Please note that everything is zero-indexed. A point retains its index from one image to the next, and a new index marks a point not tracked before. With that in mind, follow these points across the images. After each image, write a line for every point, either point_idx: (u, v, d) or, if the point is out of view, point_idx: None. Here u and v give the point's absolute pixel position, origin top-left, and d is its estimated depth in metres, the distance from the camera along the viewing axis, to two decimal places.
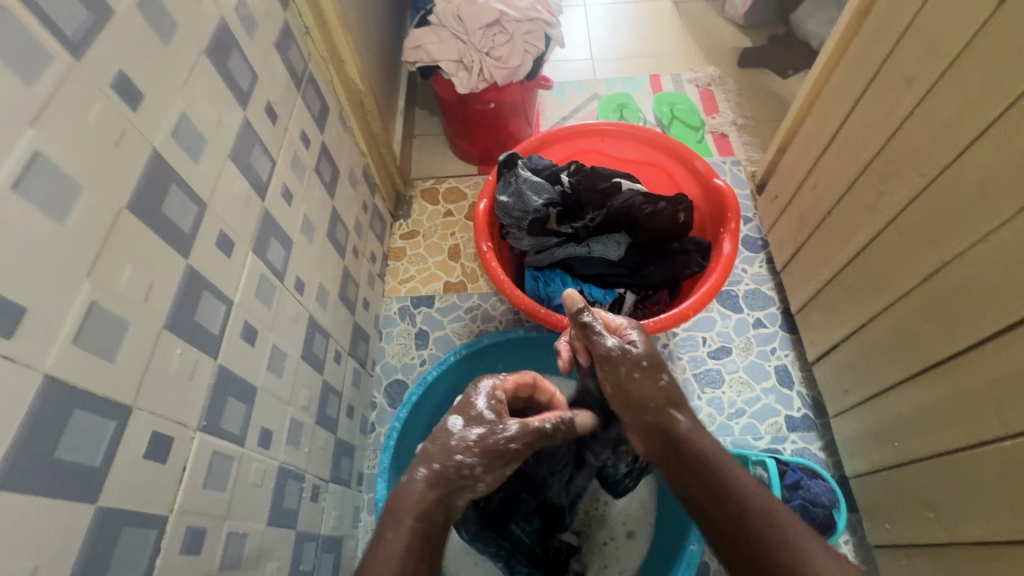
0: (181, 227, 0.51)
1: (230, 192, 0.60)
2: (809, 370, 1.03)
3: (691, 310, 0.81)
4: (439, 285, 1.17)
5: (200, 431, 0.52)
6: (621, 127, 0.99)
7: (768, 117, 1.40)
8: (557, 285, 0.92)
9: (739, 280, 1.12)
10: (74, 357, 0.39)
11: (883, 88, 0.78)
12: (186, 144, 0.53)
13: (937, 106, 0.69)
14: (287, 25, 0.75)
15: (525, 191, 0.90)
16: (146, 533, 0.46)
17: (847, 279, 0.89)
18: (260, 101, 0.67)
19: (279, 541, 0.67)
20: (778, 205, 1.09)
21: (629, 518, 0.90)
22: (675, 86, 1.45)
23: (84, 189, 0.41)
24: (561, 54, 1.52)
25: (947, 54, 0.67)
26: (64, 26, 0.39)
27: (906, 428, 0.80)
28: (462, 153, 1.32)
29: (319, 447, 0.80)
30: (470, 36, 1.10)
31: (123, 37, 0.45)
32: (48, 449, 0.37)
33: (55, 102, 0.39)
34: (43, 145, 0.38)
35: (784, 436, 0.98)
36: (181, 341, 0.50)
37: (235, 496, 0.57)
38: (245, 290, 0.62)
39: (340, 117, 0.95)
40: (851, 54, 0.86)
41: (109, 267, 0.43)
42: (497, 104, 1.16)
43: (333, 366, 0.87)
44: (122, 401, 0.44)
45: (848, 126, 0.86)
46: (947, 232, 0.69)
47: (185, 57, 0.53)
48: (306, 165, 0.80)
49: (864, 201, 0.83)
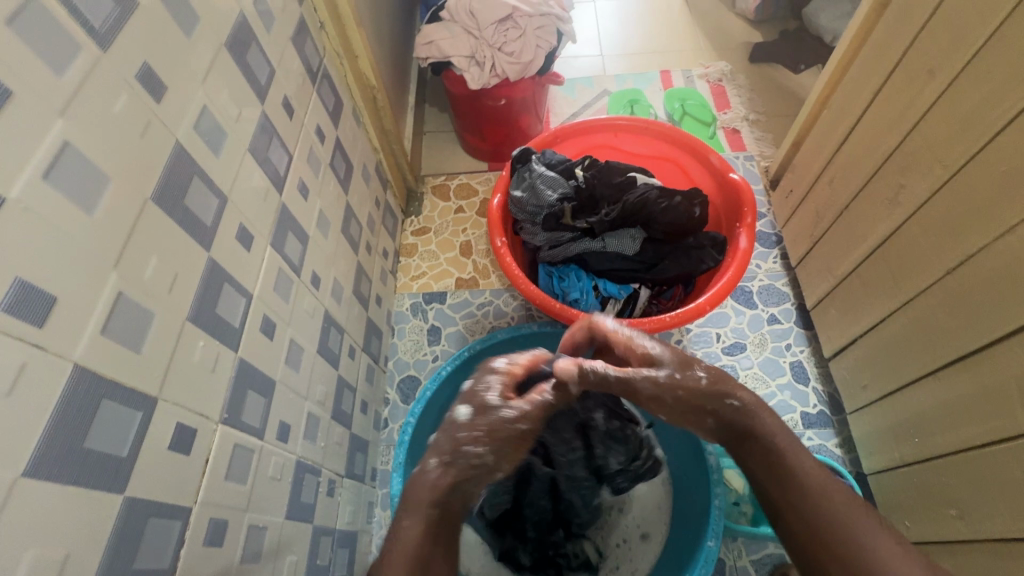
0: (203, 220, 0.51)
1: (249, 186, 0.60)
2: (825, 366, 1.02)
3: (708, 304, 0.81)
4: (451, 281, 1.17)
5: (221, 424, 0.52)
6: (635, 122, 0.98)
7: (780, 112, 1.39)
8: (571, 280, 0.92)
9: (753, 276, 1.11)
10: (102, 348, 0.39)
11: (904, 81, 0.77)
12: (206, 137, 0.53)
13: (960, 97, 0.68)
14: (302, 20, 0.75)
15: (539, 186, 0.90)
16: (171, 524, 0.46)
17: (864, 274, 0.88)
18: (276, 95, 0.67)
19: (297, 535, 0.67)
20: (793, 200, 1.08)
21: (643, 520, 0.89)
22: (687, 82, 1.44)
23: (110, 180, 0.41)
24: (571, 50, 1.52)
25: (971, 44, 0.66)
26: (90, 17, 0.39)
27: (926, 424, 0.79)
28: (473, 149, 1.31)
29: (335, 442, 0.80)
30: (482, 31, 1.10)
31: (146, 28, 0.44)
32: (78, 439, 0.37)
33: (82, 93, 0.39)
34: (72, 136, 0.38)
35: (800, 432, 0.97)
36: (203, 333, 0.51)
37: (255, 490, 0.57)
38: (264, 284, 0.62)
39: (353, 112, 0.95)
40: (869, 46, 0.85)
41: (134, 258, 0.43)
42: (508, 101, 1.16)
43: (347, 361, 0.87)
44: (148, 393, 0.44)
45: (867, 119, 0.85)
46: (971, 226, 0.68)
47: (206, 49, 0.53)
48: (320, 160, 0.80)
49: (883, 195, 0.82)
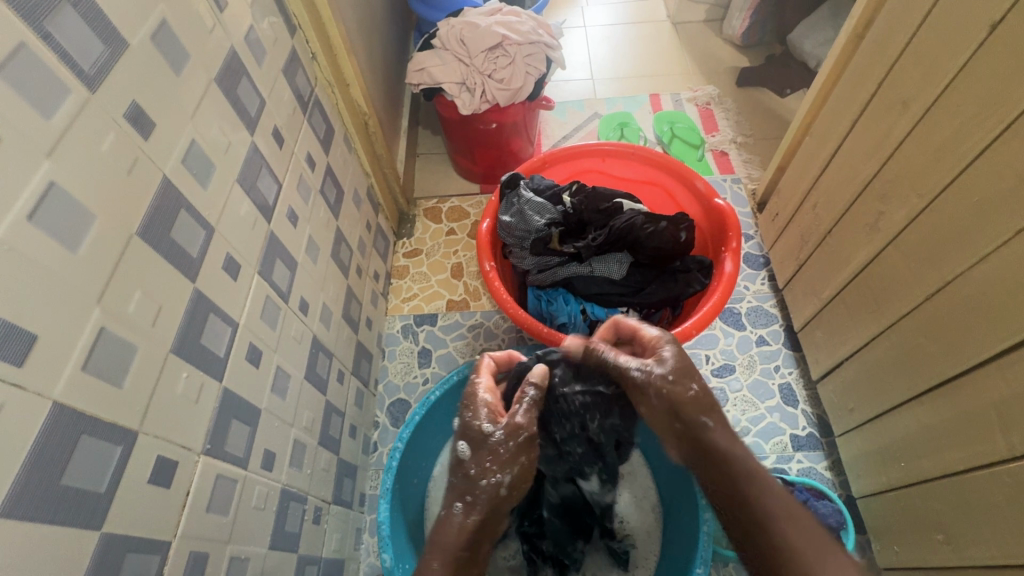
0: (189, 251, 0.52)
1: (238, 216, 0.61)
2: (814, 389, 1.02)
3: (694, 329, 0.81)
4: (442, 303, 1.17)
5: (204, 455, 0.52)
6: (623, 148, 1.00)
7: (768, 135, 1.41)
8: (559, 304, 0.93)
9: (741, 298, 1.12)
10: (83, 384, 0.40)
11: (882, 109, 0.79)
12: (195, 170, 0.54)
13: (934, 128, 0.70)
14: (294, 51, 0.77)
15: (527, 212, 0.90)
16: (149, 560, 0.45)
17: (849, 298, 0.89)
18: (267, 125, 0.68)
19: (281, 565, 0.66)
20: (779, 223, 1.10)
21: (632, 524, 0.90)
22: (675, 105, 1.47)
23: (96, 217, 0.41)
24: (561, 74, 1.55)
25: (942, 77, 0.68)
26: (80, 60, 0.40)
27: (911, 448, 0.79)
28: (465, 172, 1.33)
29: (322, 468, 0.79)
30: (473, 59, 1.12)
31: (134, 69, 0.46)
32: (55, 476, 0.37)
33: (69, 135, 0.39)
34: (58, 176, 0.38)
35: (789, 455, 0.97)
36: (186, 364, 0.51)
37: (237, 520, 0.57)
38: (250, 312, 0.62)
39: (345, 138, 0.97)
40: (848, 75, 0.87)
41: (118, 293, 0.43)
42: (499, 125, 1.18)
43: (336, 386, 0.87)
44: (128, 426, 0.44)
45: (847, 146, 0.87)
46: (949, 252, 0.70)
47: (196, 85, 0.54)
48: (311, 187, 0.81)
49: (865, 220, 0.83)
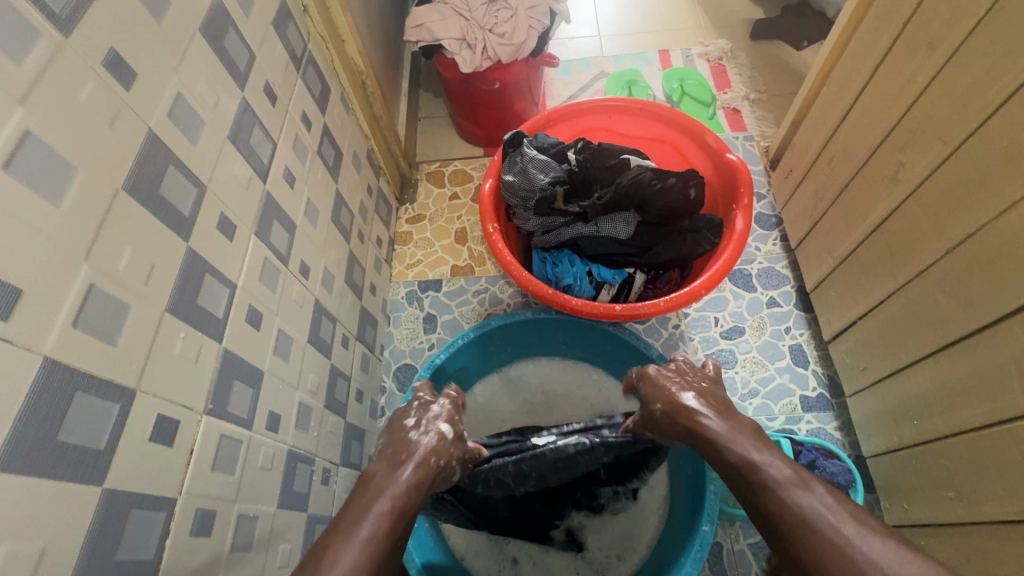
0: (180, 209, 0.50)
1: (231, 176, 0.59)
2: (825, 349, 1.01)
3: (703, 289, 0.79)
4: (447, 268, 1.16)
5: (207, 415, 0.52)
6: (630, 103, 0.96)
7: (782, 91, 1.36)
8: (565, 265, 0.91)
9: (751, 259, 1.09)
10: (74, 340, 0.39)
11: (906, 53, 0.74)
12: (182, 125, 0.52)
13: (963, 69, 0.65)
14: (284, 3, 0.74)
15: (531, 170, 0.87)
16: (154, 516, 0.46)
17: (865, 255, 0.86)
18: (258, 81, 0.66)
19: (290, 523, 0.67)
20: (793, 180, 1.06)
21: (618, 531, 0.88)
22: (686, 61, 1.41)
23: (77, 169, 0.40)
24: (566, 31, 1.48)
25: (973, 13, 0.63)
26: (50, 0, 0.38)
27: (925, 406, 0.78)
28: (467, 135, 1.30)
29: (328, 431, 0.80)
30: (473, 13, 1.08)
31: (112, 14, 0.43)
32: (50, 432, 0.37)
33: (42, 82, 0.38)
34: (33, 124, 0.37)
35: (798, 416, 0.96)
36: (184, 325, 0.50)
37: (244, 480, 0.57)
38: (248, 275, 0.61)
39: (341, 98, 0.94)
40: (871, 17, 0.82)
41: (107, 250, 0.42)
42: (503, 84, 1.13)
43: (340, 350, 0.87)
44: (126, 384, 0.43)
45: (868, 94, 0.82)
46: (975, 202, 0.66)
47: (177, 35, 0.51)
48: (307, 148, 0.79)
49: (884, 172, 0.80)
